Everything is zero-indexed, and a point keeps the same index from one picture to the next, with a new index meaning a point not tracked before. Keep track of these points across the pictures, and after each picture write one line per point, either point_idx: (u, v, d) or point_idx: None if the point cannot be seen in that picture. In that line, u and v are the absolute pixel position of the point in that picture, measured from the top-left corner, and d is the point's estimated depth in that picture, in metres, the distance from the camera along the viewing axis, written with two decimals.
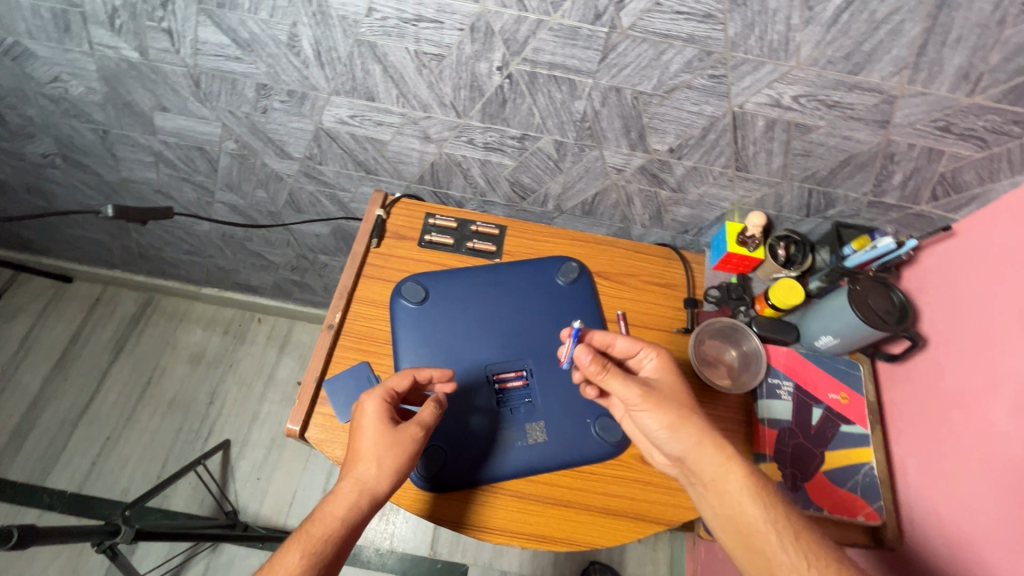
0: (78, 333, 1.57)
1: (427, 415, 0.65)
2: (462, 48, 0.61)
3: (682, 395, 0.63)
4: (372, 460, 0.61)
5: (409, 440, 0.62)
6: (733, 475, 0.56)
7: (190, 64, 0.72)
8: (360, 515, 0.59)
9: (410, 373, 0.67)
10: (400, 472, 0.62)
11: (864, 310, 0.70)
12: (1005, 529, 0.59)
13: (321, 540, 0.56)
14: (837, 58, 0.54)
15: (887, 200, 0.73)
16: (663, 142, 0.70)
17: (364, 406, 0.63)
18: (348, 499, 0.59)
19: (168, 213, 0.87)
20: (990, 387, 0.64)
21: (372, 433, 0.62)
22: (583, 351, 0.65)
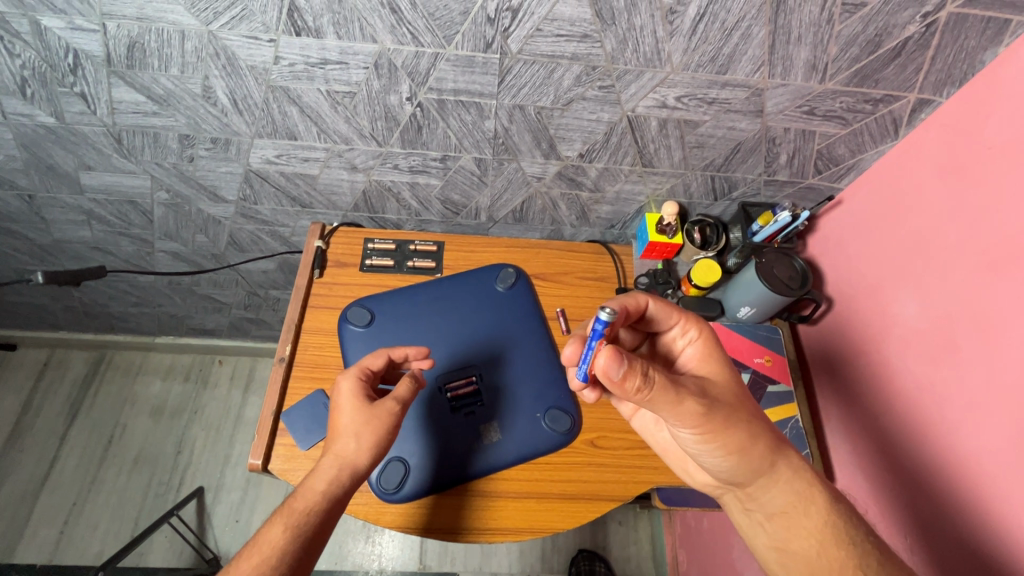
0: (30, 401, 1.53)
1: (402, 390, 0.67)
2: (371, 84, 0.66)
3: (736, 391, 0.59)
4: (351, 435, 0.63)
5: (385, 414, 0.65)
6: (814, 513, 0.56)
7: (109, 123, 0.73)
8: (342, 487, 0.61)
9: (384, 354, 0.71)
10: (379, 445, 0.64)
11: (770, 280, 0.78)
12: (911, 457, 0.68)
13: (304, 514, 0.58)
14: (704, 62, 0.61)
15: (780, 178, 0.81)
16: (572, 149, 0.76)
17: (341, 385, 0.67)
18: (329, 474, 0.61)
19: (101, 272, 0.88)
20: (884, 332, 0.74)
21: (349, 411, 0.65)
22: (614, 365, 0.50)
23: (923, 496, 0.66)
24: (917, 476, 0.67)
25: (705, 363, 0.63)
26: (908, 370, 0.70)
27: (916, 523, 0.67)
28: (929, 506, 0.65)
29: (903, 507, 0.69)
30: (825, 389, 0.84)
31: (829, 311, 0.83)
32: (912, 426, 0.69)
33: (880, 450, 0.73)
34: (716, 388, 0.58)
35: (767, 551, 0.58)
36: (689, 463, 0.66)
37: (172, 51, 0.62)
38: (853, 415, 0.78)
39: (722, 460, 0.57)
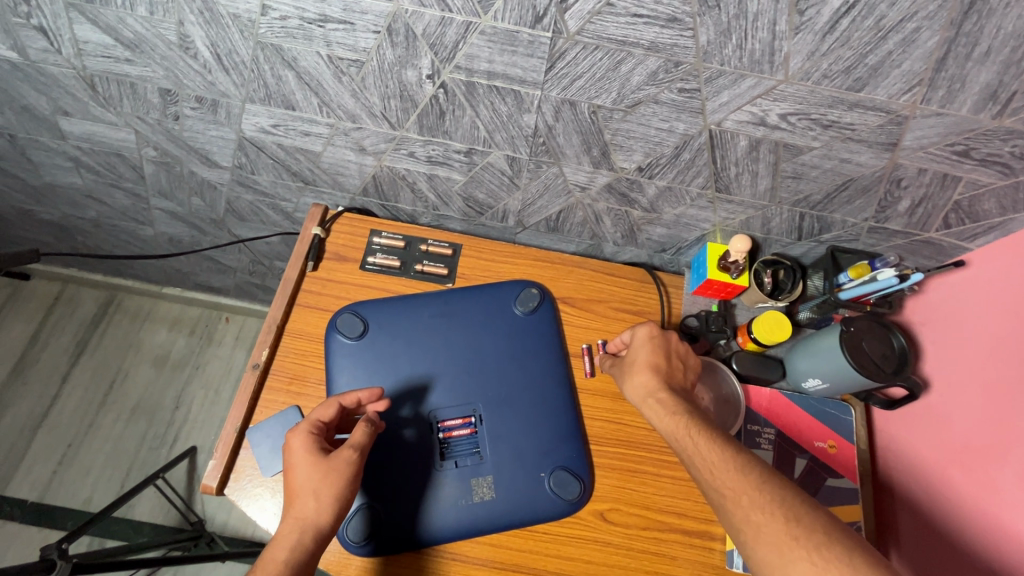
0: (37, 335, 1.50)
1: (358, 435, 0.57)
2: (383, 53, 0.51)
3: (641, 352, 0.62)
4: (309, 493, 0.54)
5: (343, 465, 0.55)
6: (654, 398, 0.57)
7: (78, 65, 0.61)
8: (308, 553, 0.51)
9: (334, 399, 0.60)
10: (343, 498, 0.55)
11: (857, 357, 0.61)
12: None
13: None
14: (834, 71, 0.44)
15: (891, 226, 0.63)
16: (629, 160, 0.60)
17: (291, 442, 0.57)
18: (290, 541, 0.52)
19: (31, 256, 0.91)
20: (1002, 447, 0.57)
21: (304, 466, 0.55)
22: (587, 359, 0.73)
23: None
24: None
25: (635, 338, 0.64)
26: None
27: None
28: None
29: None
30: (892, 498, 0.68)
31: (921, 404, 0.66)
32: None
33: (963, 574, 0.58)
34: (628, 357, 0.63)
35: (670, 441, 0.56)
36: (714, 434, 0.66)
37: None
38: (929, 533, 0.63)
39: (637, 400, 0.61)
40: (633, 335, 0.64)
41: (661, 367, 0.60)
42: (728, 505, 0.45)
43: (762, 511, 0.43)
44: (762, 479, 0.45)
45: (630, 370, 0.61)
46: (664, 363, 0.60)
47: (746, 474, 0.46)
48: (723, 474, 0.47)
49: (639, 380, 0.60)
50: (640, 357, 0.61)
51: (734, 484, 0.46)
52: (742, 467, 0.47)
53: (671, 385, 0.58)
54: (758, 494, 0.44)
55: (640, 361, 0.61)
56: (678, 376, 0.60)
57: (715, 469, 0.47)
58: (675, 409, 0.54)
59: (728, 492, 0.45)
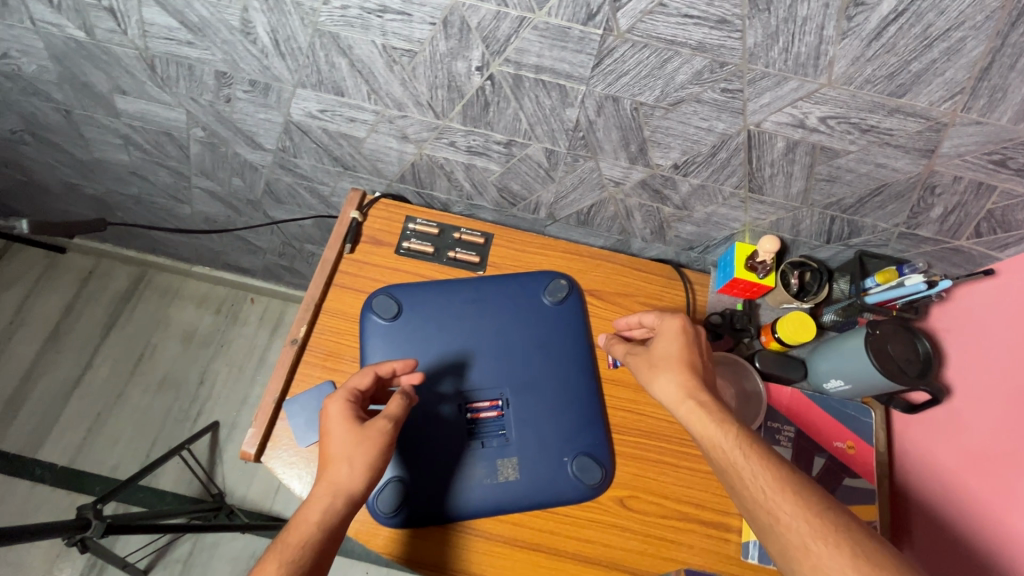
0: (72, 306, 1.55)
1: (393, 407, 0.59)
2: (436, 44, 0.53)
3: (672, 350, 0.61)
4: (343, 459, 0.56)
5: (376, 434, 0.57)
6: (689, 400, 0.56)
7: (141, 46, 0.64)
8: (338, 518, 0.54)
9: (371, 370, 0.62)
10: (375, 467, 0.57)
11: (882, 359, 0.62)
12: None
13: (298, 547, 0.51)
14: (877, 77, 0.45)
15: (921, 233, 0.64)
16: (666, 157, 0.61)
17: (329, 409, 0.59)
18: (323, 504, 0.54)
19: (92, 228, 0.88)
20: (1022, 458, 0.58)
21: (339, 432, 0.57)
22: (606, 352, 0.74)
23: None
24: None
25: (664, 334, 0.62)
26: None
27: None
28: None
29: None
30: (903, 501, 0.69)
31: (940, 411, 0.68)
32: None
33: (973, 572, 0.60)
34: (655, 352, 0.62)
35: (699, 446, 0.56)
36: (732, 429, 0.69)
37: None
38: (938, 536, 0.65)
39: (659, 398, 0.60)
40: (665, 325, 0.64)
41: (696, 367, 0.59)
42: (779, 530, 0.45)
43: (823, 540, 0.43)
44: (821, 507, 0.45)
45: (660, 364, 0.60)
46: (695, 362, 0.60)
47: (802, 498, 0.46)
48: (783, 501, 0.46)
49: (673, 381, 0.58)
50: (672, 355, 0.60)
51: (790, 510, 0.45)
52: (797, 489, 0.46)
53: (707, 387, 0.57)
54: (813, 520, 0.44)
55: (675, 358, 0.60)
56: (710, 376, 0.60)
57: (769, 488, 0.47)
58: (721, 416, 0.53)
59: (779, 516, 0.45)
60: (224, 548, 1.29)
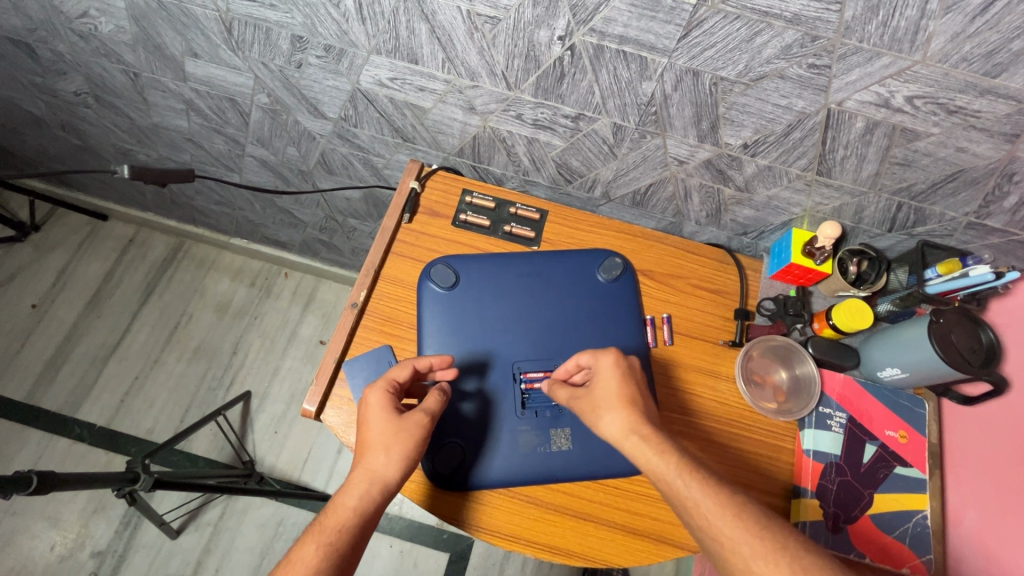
0: (112, 272, 1.59)
1: (430, 402, 0.60)
2: (522, 11, 0.54)
3: (610, 388, 0.57)
4: (381, 447, 0.56)
5: (413, 426, 0.57)
6: (631, 438, 0.53)
7: (222, 8, 0.66)
8: (374, 504, 0.53)
9: (409, 363, 0.63)
10: (411, 458, 0.56)
11: (945, 347, 0.62)
12: None
13: (336, 531, 0.50)
14: (975, 55, 0.45)
15: (990, 224, 0.63)
16: (737, 136, 0.61)
17: (368, 398, 0.60)
18: (359, 489, 0.54)
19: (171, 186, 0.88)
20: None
21: (378, 421, 0.58)
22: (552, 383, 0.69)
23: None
24: None
25: (601, 374, 0.59)
26: None
27: None
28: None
29: None
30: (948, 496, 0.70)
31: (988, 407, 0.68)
32: None
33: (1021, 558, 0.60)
34: (594, 391, 0.58)
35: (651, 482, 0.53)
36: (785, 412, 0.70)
37: None
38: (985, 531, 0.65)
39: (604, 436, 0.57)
40: (599, 362, 0.60)
41: (638, 404, 0.56)
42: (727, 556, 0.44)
43: (768, 560, 0.42)
44: (762, 525, 0.44)
45: (603, 405, 0.56)
46: (636, 394, 0.57)
47: (745, 521, 0.45)
48: (725, 527, 0.45)
49: (618, 420, 0.55)
50: (612, 392, 0.57)
51: (733, 534, 0.44)
52: (742, 513, 0.45)
53: (651, 422, 0.55)
54: (760, 542, 0.43)
55: (614, 396, 0.57)
56: (652, 410, 0.57)
57: (715, 516, 0.46)
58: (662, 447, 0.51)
59: (728, 544, 0.44)
60: (253, 514, 1.31)
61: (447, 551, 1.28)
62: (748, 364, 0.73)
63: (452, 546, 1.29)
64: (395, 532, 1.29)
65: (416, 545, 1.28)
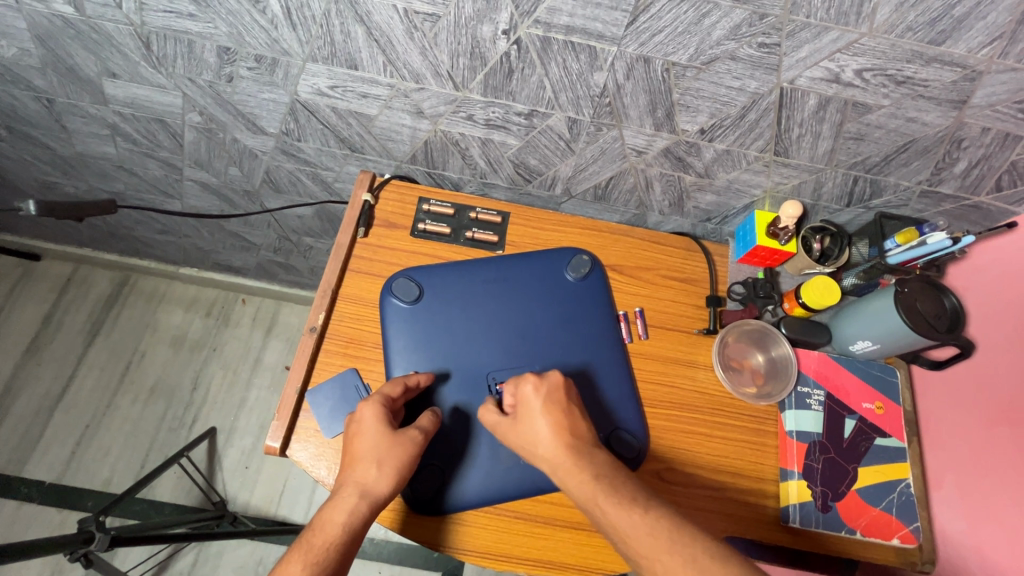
0: (50, 315, 1.47)
1: (424, 421, 0.58)
2: (462, 6, 0.51)
3: (532, 424, 0.55)
4: (372, 462, 0.53)
5: (409, 443, 0.55)
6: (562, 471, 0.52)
7: (137, 21, 0.61)
8: (362, 521, 0.51)
9: (402, 380, 0.60)
10: (404, 475, 0.54)
11: (912, 316, 0.62)
12: None
13: (323, 549, 0.47)
14: (919, 24, 0.45)
15: (942, 190, 0.64)
16: (693, 122, 0.60)
17: (362, 412, 0.56)
18: (348, 505, 0.51)
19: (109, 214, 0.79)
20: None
21: (370, 435, 0.55)
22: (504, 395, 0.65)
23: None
24: None
25: (523, 410, 0.56)
26: None
27: None
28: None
29: None
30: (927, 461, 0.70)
31: (958, 369, 0.69)
32: None
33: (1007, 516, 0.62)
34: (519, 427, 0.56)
35: None
36: (766, 395, 0.70)
37: None
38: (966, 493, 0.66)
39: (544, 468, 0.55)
40: (520, 393, 0.57)
41: (564, 428, 0.54)
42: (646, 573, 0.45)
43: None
44: (673, 539, 0.45)
45: (532, 440, 0.55)
46: (559, 421, 0.55)
47: (659, 538, 0.45)
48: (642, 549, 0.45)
49: (546, 451, 0.53)
50: (535, 427, 0.55)
51: (649, 552, 0.45)
52: (657, 529, 0.46)
53: (577, 446, 0.54)
54: (671, 558, 0.44)
55: (539, 431, 0.55)
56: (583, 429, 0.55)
57: (634, 537, 0.46)
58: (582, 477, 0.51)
59: (645, 562, 0.45)
60: (229, 557, 1.24)
61: (439, 570, 1.24)
62: (724, 351, 0.72)
63: (443, 564, 1.25)
64: (383, 556, 1.24)
65: (406, 567, 1.24)
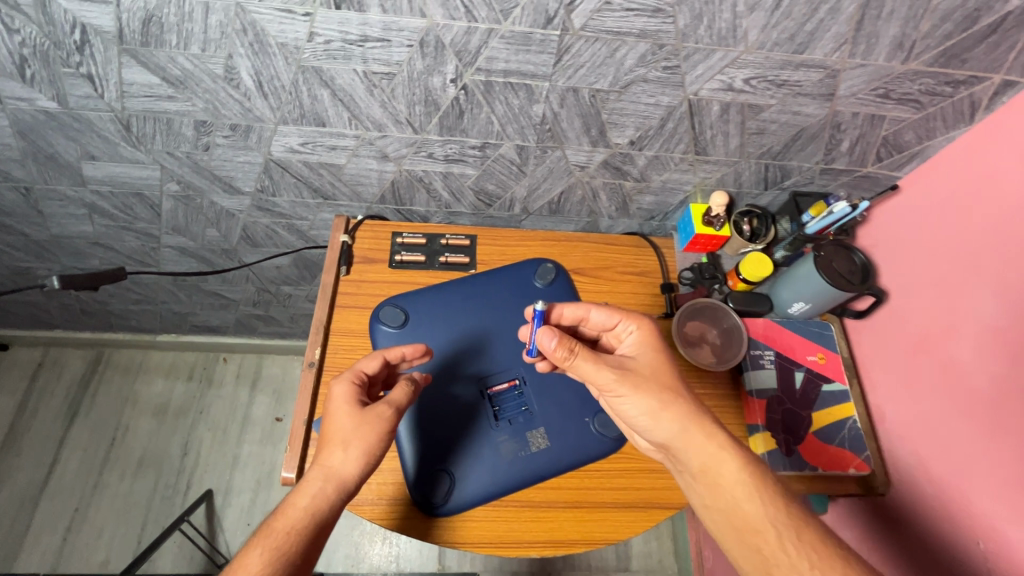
0: (25, 403, 1.45)
1: (398, 395, 0.62)
2: (413, 64, 0.59)
3: (659, 367, 0.61)
4: (339, 444, 0.57)
5: (375, 420, 0.59)
6: (726, 465, 0.54)
7: (118, 107, 0.67)
8: (327, 503, 0.55)
9: (379, 355, 0.65)
10: (369, 456, 0.58)
11: (829, 273, 0.74)
12: (976, 439, 0.66)
13: (284, 534, 0.52)
14: (782, 39, 0.56)
15: (837, 166, 0.76)
16: (623, 135, 0.70)
17: (335, 390, 0.61)
18: (314, 488, 0.55)
19: (121, 274, 0.81)
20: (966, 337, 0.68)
21: (340, 416, 0.59)
22: (547, 336, 0.61)
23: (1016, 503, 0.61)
24: (979, 454, 0.65)
25: (643, 349, 0.64)
26: (979, 369, 0.66)
27: (983, 505, 0.64)
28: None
29: (973, 486, 0.66)
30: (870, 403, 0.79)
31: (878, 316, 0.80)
32: (981, 425, 0.65)
33: (938, 434, 0.70)
34: (647, 370, 0.61)
35: (699, 510, 0.55)
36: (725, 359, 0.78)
37: (194, 25, 0.55)
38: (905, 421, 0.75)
39: (648, 425, 0.58)
40: (639, 331, 0.66)
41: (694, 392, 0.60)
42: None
43: None
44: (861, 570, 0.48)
45: (669, 398, 0.58)
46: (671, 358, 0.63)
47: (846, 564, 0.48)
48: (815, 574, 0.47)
49: (698, 441, 0.55)
50: (656, 363, 0.62)
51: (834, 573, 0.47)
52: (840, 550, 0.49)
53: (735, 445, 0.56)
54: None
55: (665, 371, 0.61)
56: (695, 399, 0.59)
57: (788, 534, 0.50)
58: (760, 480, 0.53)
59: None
60: None
61: None
62: (682, 329, 0.80)
63: None
64: None
65: None
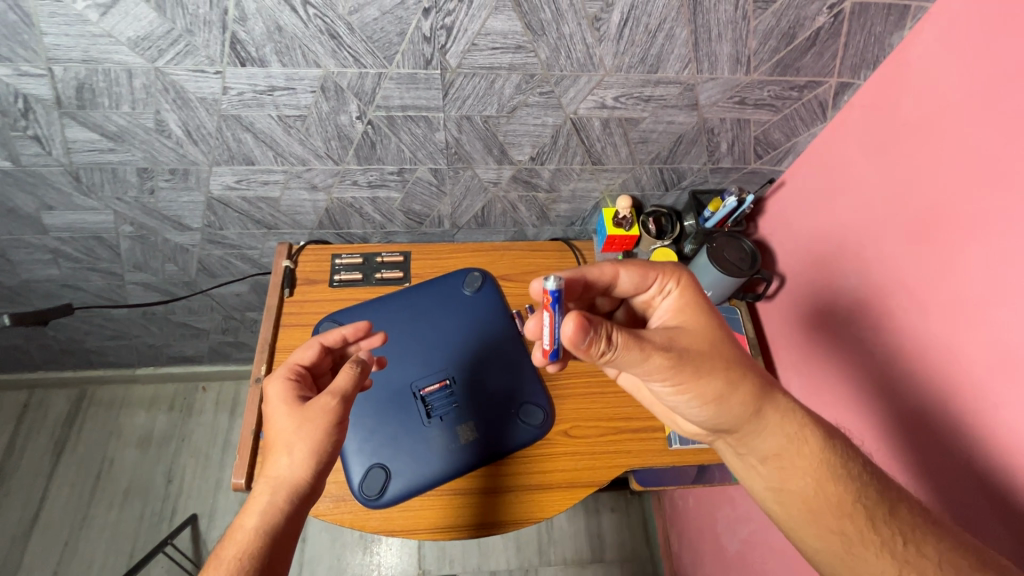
0: (13, 444, 1.51)
1: (340, 382, 0.63)
2: (320, 106, 0.68)
3: (712, 333, 0.58)
4: (283, 451, 0.59)
5: (316, 415, 0.60)
6: (808, 446, 0.56)
7: (66, 162, 0.74)
8: (277, 515, 0.57)
9: (314, 342, 0.70)
10: (314, 456, 0.59)
11: (721, 263, 0.81)
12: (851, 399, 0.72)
13: (235, 556, 0.53)
14: (635, 62, 0.64)
15: (725, 165, 0.84)
16: (523, 153, 0.79)
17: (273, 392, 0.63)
18: (263, 502, 0.57)
19: (67, 309, 0.89)
20: (942, 259, 0.60)
21: (282, 419, 0.61)
22: (576, 333, 0.49)
23: (935, 464, 0.60)
24: (854, 411, 0.71)
25: (687, 315, 0.60)
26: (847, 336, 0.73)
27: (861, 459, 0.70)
28: (996, 451, 0.53)
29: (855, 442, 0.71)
30: (856, 320, 0.71)
31: (833, 260, 0.75)
32: (853, 386, 0.72)
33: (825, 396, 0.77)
34: (704, 343, 0.57)
35: (764, 491, 0.58)
36: None
37: (122, 88, 0.63)
38: (879, 354, 0.68)
39: (702, 409, 0.57)
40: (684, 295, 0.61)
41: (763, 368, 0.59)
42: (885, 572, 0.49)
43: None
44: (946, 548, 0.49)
45: (739, 373, 0.57)
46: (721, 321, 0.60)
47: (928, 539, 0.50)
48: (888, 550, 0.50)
49: (774, 423, 0.57)
50: (708, 330, 0.58)
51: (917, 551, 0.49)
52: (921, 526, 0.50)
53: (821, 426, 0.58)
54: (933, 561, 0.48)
55: (724, 343, 0.58)
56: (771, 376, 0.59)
57: (876, 513, 0.52)
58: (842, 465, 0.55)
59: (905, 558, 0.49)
60: None
61: None
62: None
63: None
64: None
65: None
